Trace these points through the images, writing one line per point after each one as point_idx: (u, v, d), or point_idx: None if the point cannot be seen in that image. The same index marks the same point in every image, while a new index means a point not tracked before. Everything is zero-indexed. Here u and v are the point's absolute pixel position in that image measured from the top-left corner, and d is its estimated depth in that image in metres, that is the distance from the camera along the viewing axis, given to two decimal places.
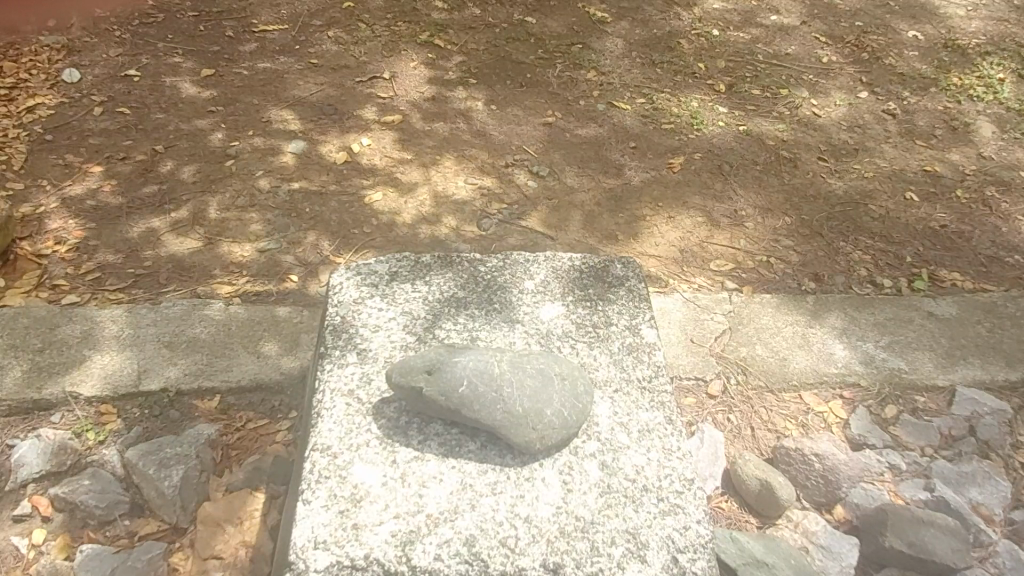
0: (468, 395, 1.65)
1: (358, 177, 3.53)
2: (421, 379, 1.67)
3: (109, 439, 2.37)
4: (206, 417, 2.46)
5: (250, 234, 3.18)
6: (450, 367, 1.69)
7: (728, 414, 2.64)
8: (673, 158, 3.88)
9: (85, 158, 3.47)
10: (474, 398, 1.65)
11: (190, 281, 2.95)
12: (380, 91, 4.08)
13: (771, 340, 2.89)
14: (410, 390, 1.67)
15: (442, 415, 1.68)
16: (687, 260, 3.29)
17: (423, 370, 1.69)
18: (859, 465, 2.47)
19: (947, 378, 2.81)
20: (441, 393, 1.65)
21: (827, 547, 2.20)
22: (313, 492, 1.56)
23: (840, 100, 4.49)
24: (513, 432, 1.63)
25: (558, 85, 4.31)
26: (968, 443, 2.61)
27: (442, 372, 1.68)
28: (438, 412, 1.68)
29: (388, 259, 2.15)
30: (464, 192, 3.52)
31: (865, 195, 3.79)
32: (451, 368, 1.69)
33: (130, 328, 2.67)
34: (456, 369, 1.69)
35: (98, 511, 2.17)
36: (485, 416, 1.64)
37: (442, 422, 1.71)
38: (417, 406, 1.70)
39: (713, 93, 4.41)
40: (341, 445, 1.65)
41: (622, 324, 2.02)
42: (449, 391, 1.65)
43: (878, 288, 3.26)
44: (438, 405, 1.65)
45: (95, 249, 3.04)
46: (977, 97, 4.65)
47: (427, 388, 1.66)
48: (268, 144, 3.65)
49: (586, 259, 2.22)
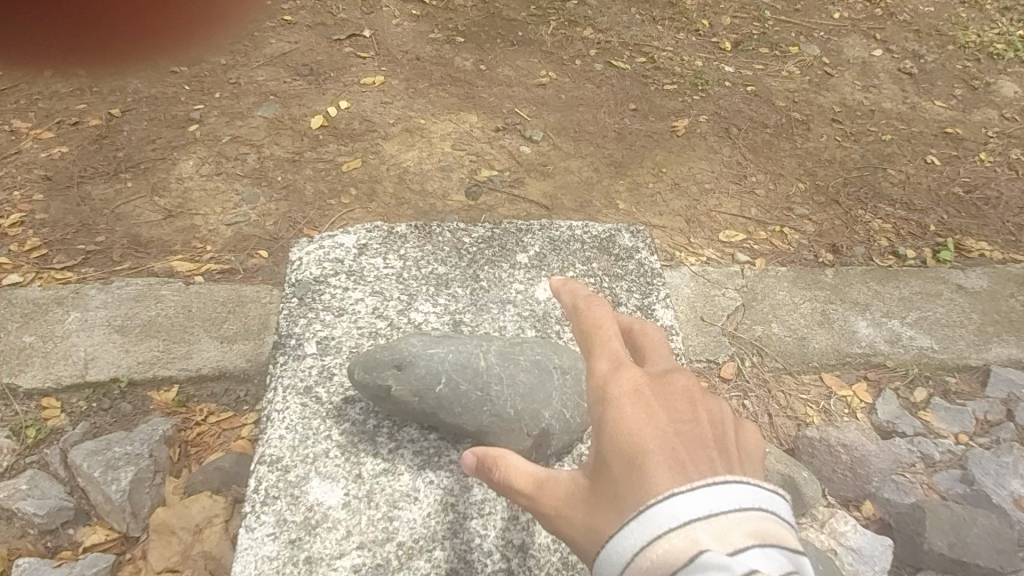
0: (448, 396, 1.39)
1: (336, 143, 3.23)
2: (388, 376, 1.41)
3: (52, 436, 2.11)
4: (161, 410, 2.20)
5: (215, 205, 2.88)
6: (424, 361, 1.42)
7: (743, 400, 2.38)
8: (677, 120, 3.59)
9: (33, 123, 3.15)
10: (455, 399, 1.40)
11: (147, 257, 2.66)
12: (359, 50, 3.76)
13: (789, 318, 2.64)
14: (376, 389, 1.42)
15: (418, 418, 1.43)
16: (694, 231, 3.02)
17: (390, 365, 1.42)
18: (891, 456, 2.24)
19: (980, 357, 2.59)
20: (414, 393, 1.40)
21: (857, 549, 1.97)
22: (257, 518, 1.33)
23: (854, 58, 4.19)
24: (504, 440, 1.39)
25: (552, 43, 3.98)
26: (1005, 428, 2.38)
27: (414, 367, 1.41)
28: (411, 416, 1.43)
29: (357, 229, 1.87)
30: (451, 158, 3.23)
31: (883, 159, 3.52)
32: (427, 362, 1.42)
33: (78, 312, 2.40)
34: (432, 363, 1.42)
35: (36, 519, 1.91)
36: (469, 421, 1.39)
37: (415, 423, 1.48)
38: (386, 408, 1.45)
39: (717, 52, 4.10)
40: (293, 456, 1.42)
41: (633, 303, 1.76)
42: (423, 390, 1.40)
43: (901, 259, 3.00)
44: (409, 406, 1.41)
45: (42, 223, 2.74)
46: (997, 54, 4.34)
47: (396, 388, 1.40)
48: (235, 108, 3.34)
49: (588, 226, 1.95)
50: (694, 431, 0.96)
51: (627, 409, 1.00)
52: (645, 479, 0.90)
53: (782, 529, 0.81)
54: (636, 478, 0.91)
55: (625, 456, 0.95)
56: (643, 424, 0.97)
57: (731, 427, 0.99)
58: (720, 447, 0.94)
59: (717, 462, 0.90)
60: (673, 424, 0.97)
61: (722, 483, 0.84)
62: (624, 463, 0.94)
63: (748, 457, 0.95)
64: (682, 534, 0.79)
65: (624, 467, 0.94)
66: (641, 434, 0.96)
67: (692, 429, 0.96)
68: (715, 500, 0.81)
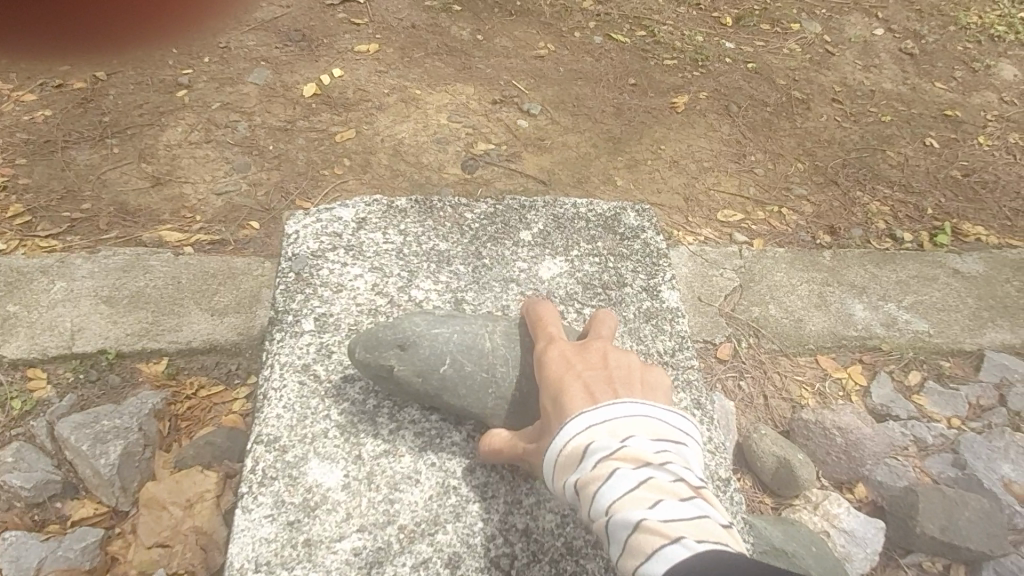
0: (452, 377, 1.38)
1: (329, 112, 3.15)
2: (391, 356, 1.39)
3: (38, 408, 2.07)
4: (151, 383, 2.15)
5: (205, 173, 2.81)
6: (428, 342, 1.40)
7: (739, 381, 2.38)
8: (676, 97, 3.53)
9: (15, 85, 3.04)
10: (459, 381, 1.38)
11: (135, 226, 2.59)
12: (353, 17, 3.65)
13: (786, 299, 2.63)
14: (377, 369, 1.40)
15: (422, 398, 1.42)
16: (692, 209, 2.99)
17: (393, 345, 1.40)
18: (885, 439, 2.24)
19: (973, 342, 2.60)
20: (418, 373, 1.38)
21: (850, 532, 1.99)
22: (255, 499, 1.31)
23: (855, 37, 4.13)
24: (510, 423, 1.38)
25: (551, 14, 3.89)
26: (998, 413, 2.40)
27: (418, 348, 1.39)
28: (414, 396, 1.42)
29: (355, 202, 1.82)
30: (446, 131, 3.16)
31: (883, 140, 3.49)
32: (430, 342, 1.40)
33: (64, 282, 2.35)
34: (436, 343, 1.40)
35: (23, 492, 1.87)
36: (473, 403, 1.38)
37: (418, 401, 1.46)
38: (388, 388, 1.43)
39: (718, 27, 4.03)
40: (291, 436, 1.40)
41: (638, 284, 1.74)
42: (427, 370, 1.38)
43: (898, 242, 2.99)
44: (412, 387, 1.39)
45: (26, 189, 2.66)
46: (998, 36, 4.29)
47: (399, 368, 1.38)
48: (225, 73, 3.24)
49: (592, 204, 1.91)
50: (605, 374, 1.25)
51: (554, 366, 1.30)
52: (565, 410, 1.21)
53: (662, 425, 1.16)
54: (559, 412, 1.22)
55: (554, 397, 1.25)
56: (566, 374, 1.27)
57: (635, 368, 1.28)
58: (623, 381, 1.23)
59: (616, 396, 1.21)
60: (589, 374, 1.26)
61: (616, 404, 1.17)
62: (554, 401, 1.25)
63: (648, 390, 1.24)
64: (587, 435, 1.14)
65: (554, 404, 1.24)
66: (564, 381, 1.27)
67: (601, 371, 1.25)
68: (609, 413, 1.16)
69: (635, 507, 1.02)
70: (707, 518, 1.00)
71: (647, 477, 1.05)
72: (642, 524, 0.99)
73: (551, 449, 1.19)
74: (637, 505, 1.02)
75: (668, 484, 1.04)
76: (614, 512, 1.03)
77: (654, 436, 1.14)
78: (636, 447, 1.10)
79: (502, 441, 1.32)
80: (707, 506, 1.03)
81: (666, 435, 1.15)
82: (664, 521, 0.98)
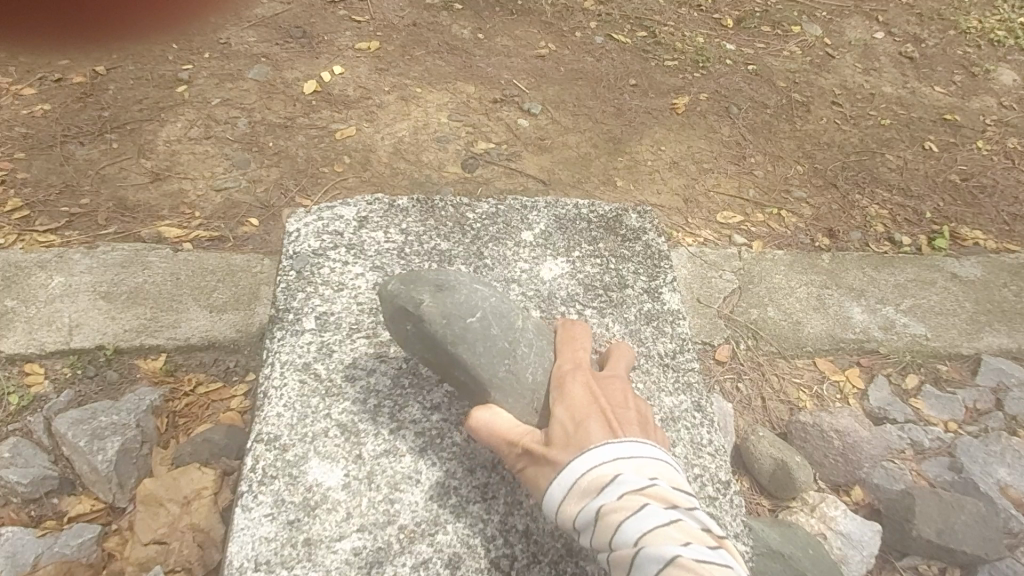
0: (475, 330, 1.38)
1: (329, 110, 3.14)
2: (426, 293, 1.40)
3: (35, 403, 2.06)
4: (149, 378, 2.15)
5: (204, 169, 2.80)
6: (465, 294, 1.42)
7: (737, 383, 2.38)
8: (677, 98, 3.53)
9: (13, 79, 3.03)
10: (480, 338, 1.38)
11: (133, 221, 2.59)
12: (353, 15, 3.64)
13: (785, 302, 2.63)
14: (407, 302, 1.39)
15: (433, 347, 1.38)
16: (692, 211, 2.99)
17: (431, 286, 1.42)
18: (882, 443, 2.25)
19: (971, 346, 2.61)
20: (444, 316, 1.37)
21: (846, 534, 1.99)
22: (255, 497, 1.31)
23: (855, 40, 4.14)
24: (509, 399, 1.36)
25: (552, 13, 3.89)
26: (994, 417, 2.41)
27: (454, 296, 1.41)
28: (427, 346, 1.39)
29: (357, 201, 1.81)
30: (447, 129, 3.16)
31: (882, 143, 3.50)
32: (468, 294, 1.42)
33: (62, 277, 2.34)
34: (472, 297, 1.42)
35: (20, 488, 1.86)
36: (483, 367, 1.37)
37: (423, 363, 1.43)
38: (406, 334, 1.41)
39: (719, 29, 4.03)
40: (291, 435, 1.40)
41: (639, 286, 1.74)
42: (456, 315, 1.38)
43: (896, 246, 2.99)
44: (433, 328, 1.37)
45: (24, 184, 2.65)
46: (998, 40, 4.30)
47: (428, 305, 1.38)
48: (225, 69, 3.23)
49: (594, 205, 1.91)
50: (623, 413, 1.31)
51: (577, 392, 1.34)
52: (588, 438, 1.24)
53: (678, 475, 1.23)
54: (580, 436, 1.24)
55: (575, 420, 1.29)
56: (589, 405, 1.31)
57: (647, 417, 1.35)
58: (641, 426, 1.30)
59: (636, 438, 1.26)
60: (608, 409, 1.31)
61: (640, 446, 1.23)
62: (573, 425, 1.28)
63: (657, 440, 1.31)
64: (614, 466, 1.18)
65: (574, 426, 1.27)
66: (584, 410, 1.30)
67: (621, 411, 1.31)
68: (636, 453, 1.21)
69: (666, 544, 1.06)
70: (729, 568, 1.07)
71: (677, 519, 1.10)
72: (676, 560, 1.03)
73: (566, 466, 1.20)
74: (668, 543, 1.06)
75: (694, 531, 1.10)
76: (644, 545, 1.07)
77: (674, 483, 1.20)
78: (664, 490, 1.15)
79: (508, 425, 1.31)
80: (726, 557, 1.09)
81: (682, 484, 1.21)
82: (696, 562, 1.03)
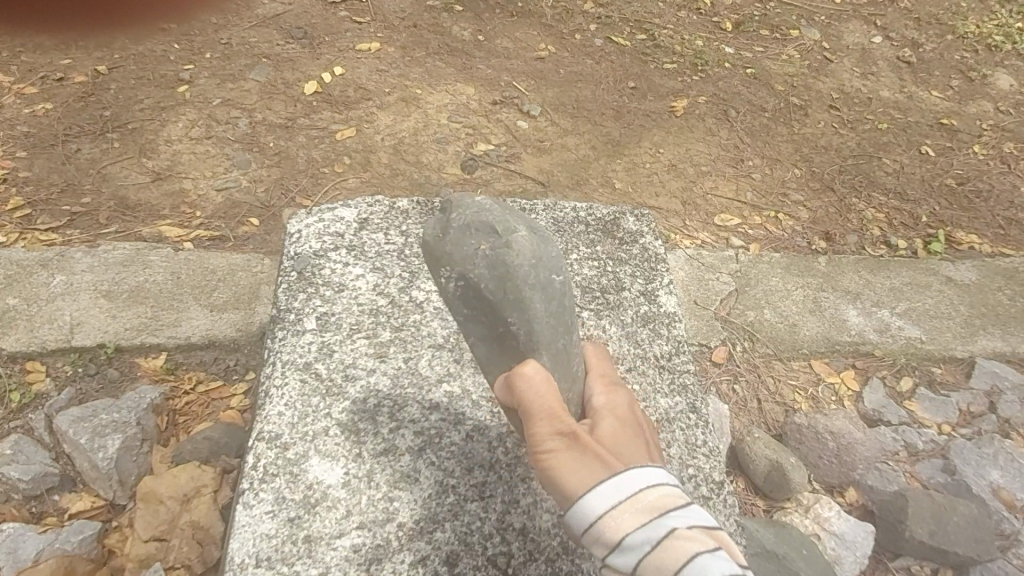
0: (555, 291, 1.29)
1: (330, 110, 3.16)
2: (525, 231, 1.29)
3: (36, 401, 2.08)
4: (149, 377, 2.17)
5: (205, 169, 2.82)
6: (554, 251, 1.33)
7: (733, 384, 2.40)
8: (676, 100, 3.55)
9: (16, 77, 3.05)
10: (555, 299, 1.29)
11: (134, 220, 2.60)
12: (355, 15, 3.66)
13: (781, 304, 2.65)
14: (505, 227, 1.27)
15: (506, 284, 1.23)
16: (690, 213, 3.01)
17: (530, 228, 1.32)
18: (876, 445, 2.27)
19: (965, 349, 2.63)
20: (536, 260, 1.26)
21: (840, 535, 2.01)
22: (256, 495, 1.33)
23: (853, 44, 4.16)
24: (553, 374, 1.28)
25: (552, 16, 3.91)
26: (987, 420, 2.43)
27: (548, 247, 1.31)
28: (496, 284, 1.24)
29: (357, 202, 1.83)
30: (447, 131, 3.18)
31: (879, 147, 3.52)
32: (558, 255, 1.33)
33: (63, 275, 2.36)
34: (559, 257, 1.33)
35: (21, 485, 1.88)
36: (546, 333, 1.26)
37: (456, 276, 1.26)
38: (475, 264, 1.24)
39: (718, 32, 4.06)
40: (292, 433, 1.41)
41: (636, 289, 1.76)
42: (544, 263, 1.28)
43: (892, 249, 3.02)
44: (520, 262, 1.24)
45: (26, 182, 2.67)
46: (995, 45, 4.33)
47: (525, 240, 1.26)
48: (227, 69, 3.25)
49: (592, 208, 1.94)
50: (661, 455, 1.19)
51: (620, 412, 1.22)
52: (641, 457, 1.09)
53: None
54: (632, 453, 1.09)
55: (621, 435, 1.14)
56: (634, 428, 1.18)
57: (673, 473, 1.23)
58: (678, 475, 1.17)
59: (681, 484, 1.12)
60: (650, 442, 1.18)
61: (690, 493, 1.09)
62: (620, 438, 1.13)
63: None
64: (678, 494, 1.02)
65: (622, 439, 1.13)
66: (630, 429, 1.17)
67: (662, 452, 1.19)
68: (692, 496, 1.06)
69: None
70: None
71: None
72: None
73: (624, 472, 1.02)
74: None
75: None
76: None
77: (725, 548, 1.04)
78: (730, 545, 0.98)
79: (553, 402, 1.13)
80: None
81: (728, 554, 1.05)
82: None
